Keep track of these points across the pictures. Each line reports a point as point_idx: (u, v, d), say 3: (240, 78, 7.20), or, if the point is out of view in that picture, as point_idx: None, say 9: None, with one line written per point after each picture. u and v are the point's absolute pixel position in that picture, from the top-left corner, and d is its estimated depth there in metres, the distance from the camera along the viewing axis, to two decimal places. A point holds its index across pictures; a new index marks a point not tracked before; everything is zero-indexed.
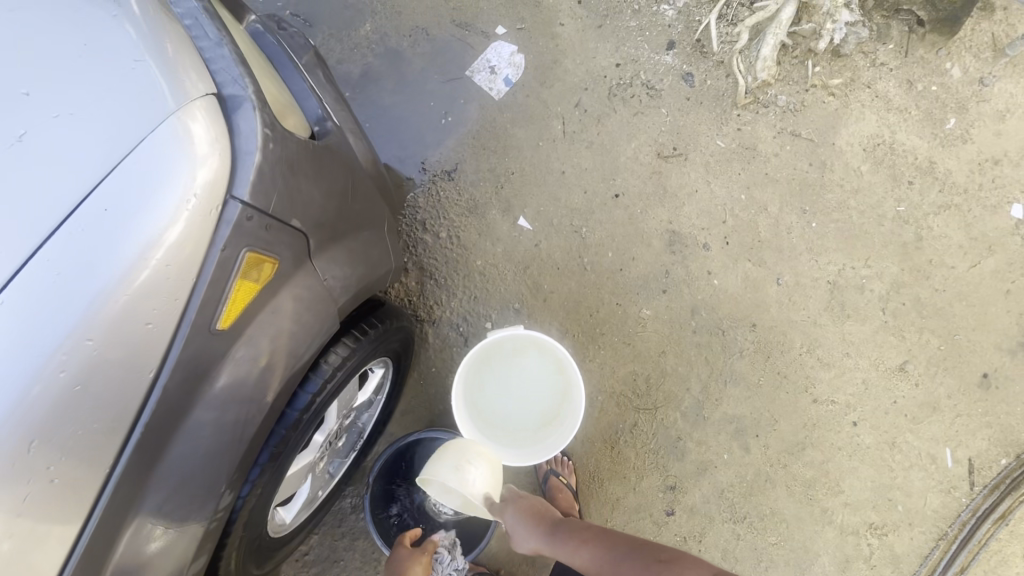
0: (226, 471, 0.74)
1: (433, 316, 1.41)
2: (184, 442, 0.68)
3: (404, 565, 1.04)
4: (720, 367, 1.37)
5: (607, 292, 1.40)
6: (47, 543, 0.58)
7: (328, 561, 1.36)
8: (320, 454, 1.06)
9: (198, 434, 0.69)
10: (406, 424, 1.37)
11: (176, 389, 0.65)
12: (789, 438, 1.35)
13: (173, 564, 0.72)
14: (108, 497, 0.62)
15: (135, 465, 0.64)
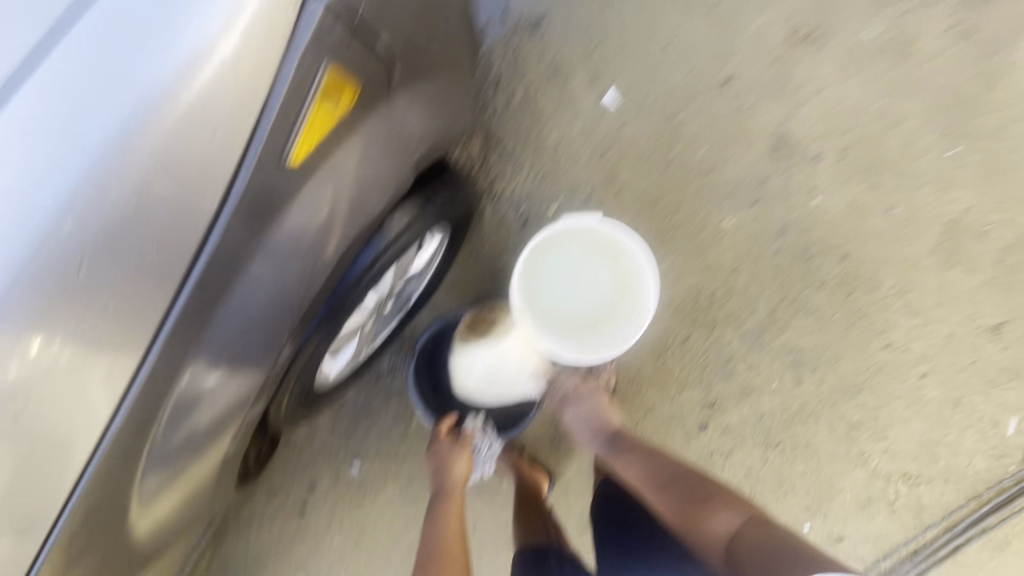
0: (284, 323, 0.69)
1: (493, 190, 1.27)
2: (245, 288, 0.62)
3: (444, 458, 1.17)
4: (794, 295, 1.27)
5: (688, 195, 1.26)
6: (102, 371, 0.53)
7: (363, 412, 1.42)
8: (370, 316, 1.04)
9: (260, 281, 0.63)
10: (452, 299, 1.34)
11: (239, 226, 0.57)
12: (847, 378, 1.28)
13: (226, 407, 0.70)
14: (165, 334, 0.56)
15: (194, 306, 0.57)
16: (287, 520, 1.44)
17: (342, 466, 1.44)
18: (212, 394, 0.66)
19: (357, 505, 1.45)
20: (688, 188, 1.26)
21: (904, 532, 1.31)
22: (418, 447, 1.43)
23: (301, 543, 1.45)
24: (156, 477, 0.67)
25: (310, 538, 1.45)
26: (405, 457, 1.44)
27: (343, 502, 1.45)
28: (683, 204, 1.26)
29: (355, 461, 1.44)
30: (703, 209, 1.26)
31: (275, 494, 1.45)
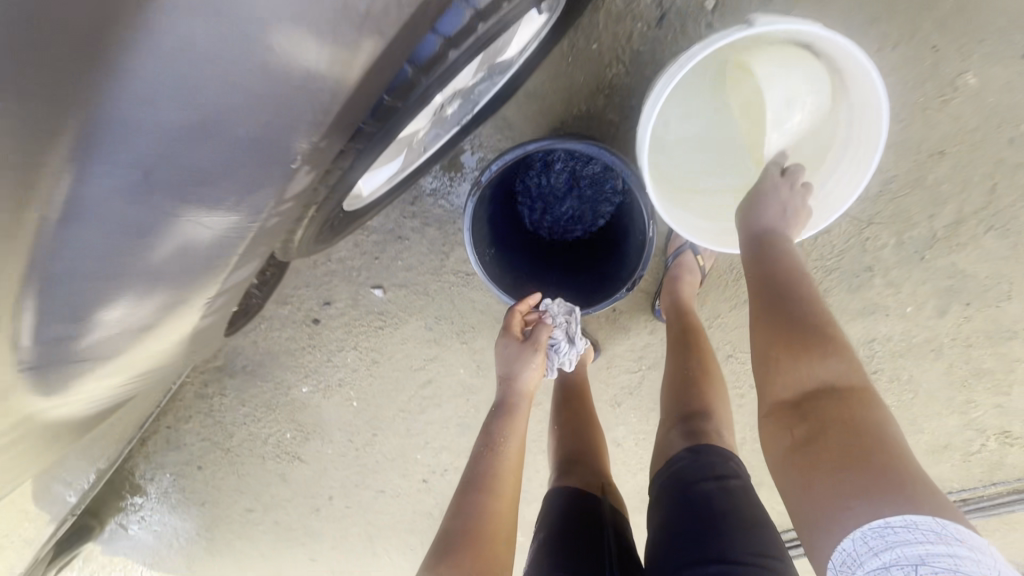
0: (272, 146, 0.51)
1: None
2: (200, 91, 0.44)
3: (514, 359, 0.88)
4: (997, 204, 0.92)
5: (926, 24, 0.82)
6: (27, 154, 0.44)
7: (390, 235, 1.18)
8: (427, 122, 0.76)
9: (220, 81, 0.43)
10: (530, 115, 0.99)
11: None
12: (1004, 322, 1.01)
13: (206, 244, 0.57)
14: (85, 127, 0.42)
15: (127, 101, 0.42)
16: (302, 328, 1.33)
17: (363, 289, 1.25)
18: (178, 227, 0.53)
19: (376, 331, 1.31)
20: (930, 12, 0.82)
21: (968, 484, 1.18)
22: (452, 287, 1.22)
23: (317, 351, 1.37)
24: (130, 305, 0.59)
25: (325, 348, 1.36)
26: (434, 295, 1.24)
27: (361, 325, 1.30)
28: (911, 37, 0.83)
29: (377, 287, 1.24)
30: (938, 50, 0.83)
31: (287, 301, 1.30)
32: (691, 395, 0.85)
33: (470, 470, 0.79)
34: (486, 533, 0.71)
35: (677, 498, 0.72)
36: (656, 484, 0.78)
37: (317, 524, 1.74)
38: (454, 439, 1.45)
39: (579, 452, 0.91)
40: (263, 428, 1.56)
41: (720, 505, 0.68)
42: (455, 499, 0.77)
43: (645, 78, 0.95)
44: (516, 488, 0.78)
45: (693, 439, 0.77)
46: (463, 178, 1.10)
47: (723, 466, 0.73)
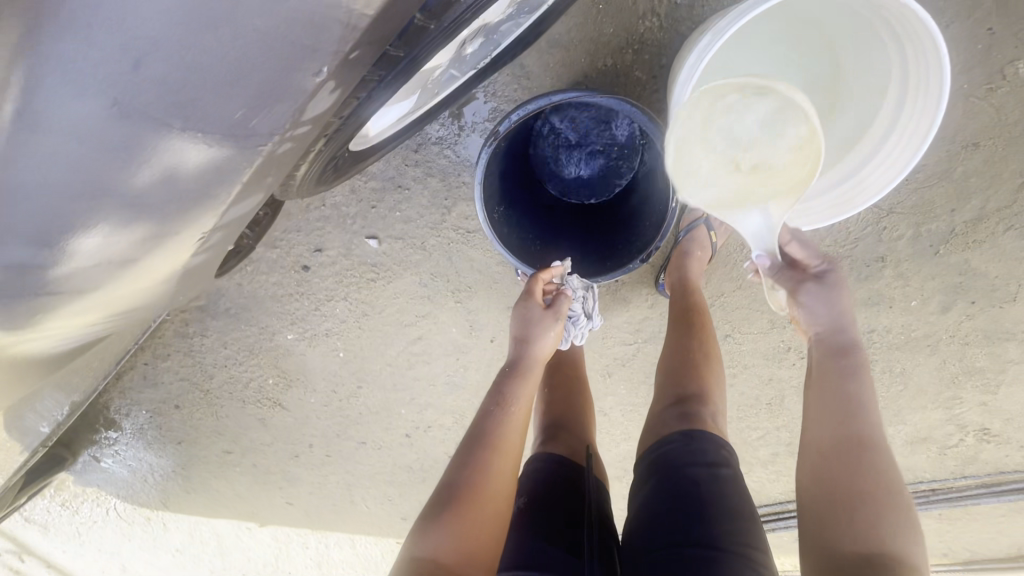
0: (264, 70, 0.53)
1: None
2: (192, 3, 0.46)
3: (539, 324, 0.87)
4: (1021, 203, 0.90)
5: (987, 3, 0.77)
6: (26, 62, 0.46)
7: (390, 184, 1.12)
8: (450, 56, 0.76)
9: None
10: (551, 65, 0.92)
11: None
12: (1004, 322, 1.01)
13: (201, 167, 0.60)
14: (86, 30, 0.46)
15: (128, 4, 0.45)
16: (290, 274, 1.27)
17: (357, 238, 1.19)
18: (160, 154, 0.56)
19: (368, 282, 1.26)
20: None
21: (939, 475, 1.21)
22: (451, 244, 1.17)
23: (305, 298, 1.32)
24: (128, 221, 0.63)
25: (314, 296, 1.31)
26: (431, 250, 1.19)
27: (353, 275, 1.25)
28: (967, 15, 0.78)
29: (372, 238, 1.19)
30: (994, 32, 0.78)
31: (275, 244, 1.23)
32: (687, 378, 0.84)
33: (476, 427, 0.76)
34: (487, 492, 0.70)
35: (661, 482, 0.70)
36: (640, 464, 0.77)
37: (296, 470, 1.74)
38: (440, 396, 1.44)
39: (567, 422, 0.90)
40: (244, 372, 1.52)
41: (707, 492, 0.67)
42: (458, 453, 0.75)
43: (679, 35, 0.89)
44: (520, 448, 0.77)
45: (687, 422, 0.76)
46: (472, 128, 1.03)
47: (716, 453, 0.71)
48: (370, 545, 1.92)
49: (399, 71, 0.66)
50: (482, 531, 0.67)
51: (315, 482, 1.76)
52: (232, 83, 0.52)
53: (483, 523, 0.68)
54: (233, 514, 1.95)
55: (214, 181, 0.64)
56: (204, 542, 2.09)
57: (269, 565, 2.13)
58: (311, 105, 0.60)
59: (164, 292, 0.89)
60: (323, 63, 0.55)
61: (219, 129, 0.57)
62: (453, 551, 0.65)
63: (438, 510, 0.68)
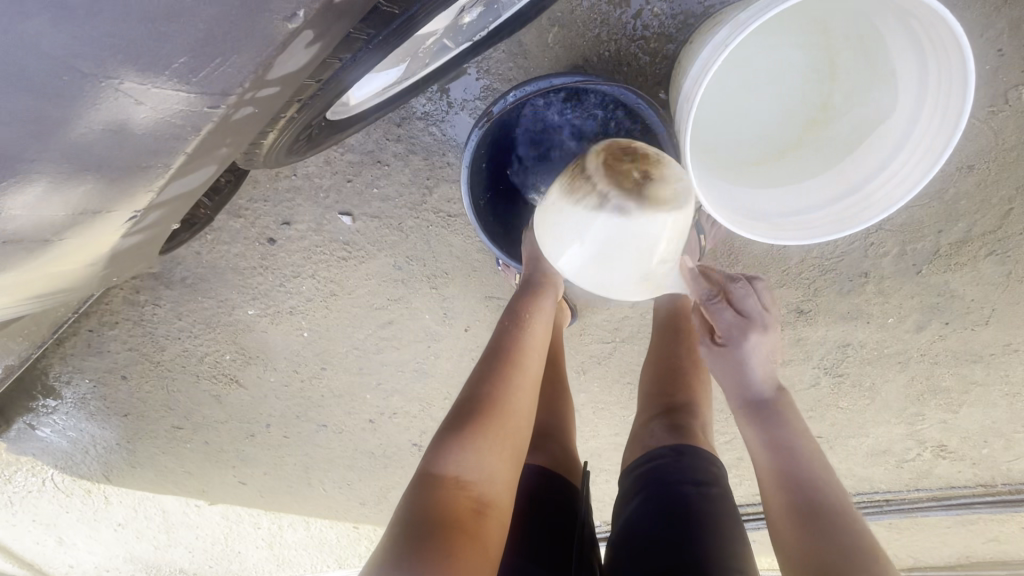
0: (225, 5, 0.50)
1: None
2: None
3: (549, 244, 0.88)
4: (1005, 229, 0.90)
5: (1001, 22, 0.74)
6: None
7: (369, 158, 1.04)
8: (445, 21, 0.73)
9: None
10: (551, 44, 0.86)
11: None
12: (973, 344, 1.02)
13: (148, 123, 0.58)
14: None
15: None
16: (254, 246, 1.20)
17: (329, 213, 1.12)
18: (105, 110, 0.55)
19: (339, 260, 1.19)
20: (1009, 9, 0.74)
21: (894, 486, 1.24)
22: (430, 227, 1.11)
23: (269, 273, 1.25)
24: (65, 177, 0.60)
25: (279, 270, 1.24)
26: (408, 232, 1.12)
27: (322, 251, 1.18)
28: (979, 35, 0.75)
29: (346, 214, 1.11)
30: (1003, 53, 0.76)
31: (239, 214, 1.16)
32: (673, 390, 0.83)
33: (495, 345, 0.74)
34: (512, 410, 0.68)
35: (646, 498, 0.69)
36: (628, 478, 0.75)
37: (250, 449, 1.67)
38: (408, 383, 1.39)
39: (552, 429, 0.88)
40: (200, 345, 1.44)
41: (698, 511, 0.65)
42: (476, 370, 0.72)
43: (691, 22, 0.83)
44: (539, 366, 0.75)
45: (675, 436, 0.75)
46: (462, 105, 0.96)
47: (705, 470, 0.70)
48: (325, 528, 1.87)
49: (394, 29, 0.64)
50: (504, 445, 0.66)
51: (271, 463, 1.69)
52: (197, 33, 0.51)
53: (505, 442, 0.66)
54: (182, 490, 1.87)
55: (178, 131, 0.61)
56: (148, 517, 2.00)
57: (218, 544, 2.05)
58: (279, 56, 0.57)
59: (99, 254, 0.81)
60: (277, 19, 0.53)
61: (173, 70, 0.53)
62: (475, 471, 0.63)
63: (456, 426, 0.65)
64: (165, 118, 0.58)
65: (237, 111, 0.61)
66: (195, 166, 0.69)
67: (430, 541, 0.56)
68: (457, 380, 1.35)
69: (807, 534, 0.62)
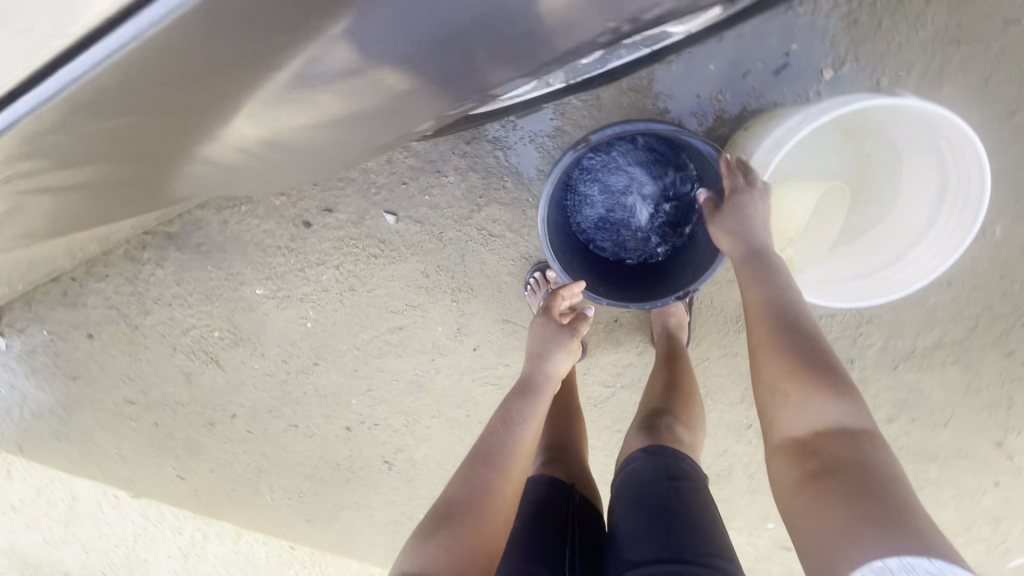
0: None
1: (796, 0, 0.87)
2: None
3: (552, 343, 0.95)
4: (970, 342, 1.04)
5: None
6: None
7: (429, 167, 1.11)
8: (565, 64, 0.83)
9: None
10: (624, 104, 0.98)
11: None
12: (932, 443, 1.14)
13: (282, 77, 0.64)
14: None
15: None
16: (287, 226, 1.23)
17: (374, 210, 1.17)
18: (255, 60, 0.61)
19: (368, 257, 1.22)
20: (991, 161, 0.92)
21: None
22: (468, 242, 1.16)
23: (292, 256, 1.26)
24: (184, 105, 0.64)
25: (304, 255, 1.25)
26: (445, 243, 1.17)
27: (355, 245, 1.21)
28: None
29: (390, 213, 1.16)
30: None
31: (283, 192, 1.20)
32: (662, 403, 0.92)
33: (484, 441, 0.82)
34: (493, 507, 0.75)
35: (631, 497, 0.77)
36: (616, 480, 0.83)
37: (203, 440, 1.56)
38: (399, 395, 1.37)
39: (568, 445, 0.95)
40: (189, 317, 1.40)
41: (672, 502, 0.74)
42: (462, 469, 0.80)
43: (748, 113, 0.95)
44: (525, 461, 0.82)
45: (650, 440, 0.84)
46: (530, 138, 1.05)
47: (677, 469, 0.79)
48: (255, 545, 1.71)
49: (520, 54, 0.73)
50: (485, 542, 0.72)
51: (221, 458, 1.58)
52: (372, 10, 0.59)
53: (485, 539, 0.72)
54: (105, 476, 1.70)
55: (303, 83, 0.66)
56: (51, 503, 1.78)
57: (121, 547, 1.83)
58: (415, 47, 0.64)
59: (156, 174, 0.84)
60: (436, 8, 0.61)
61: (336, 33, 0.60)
62: (453, 565, 0.69)
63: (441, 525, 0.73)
64: (301, 64, 0.63)
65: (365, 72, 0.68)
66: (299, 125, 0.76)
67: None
68: (449, 400, 1.35)
69: (788, 357, 0.71)
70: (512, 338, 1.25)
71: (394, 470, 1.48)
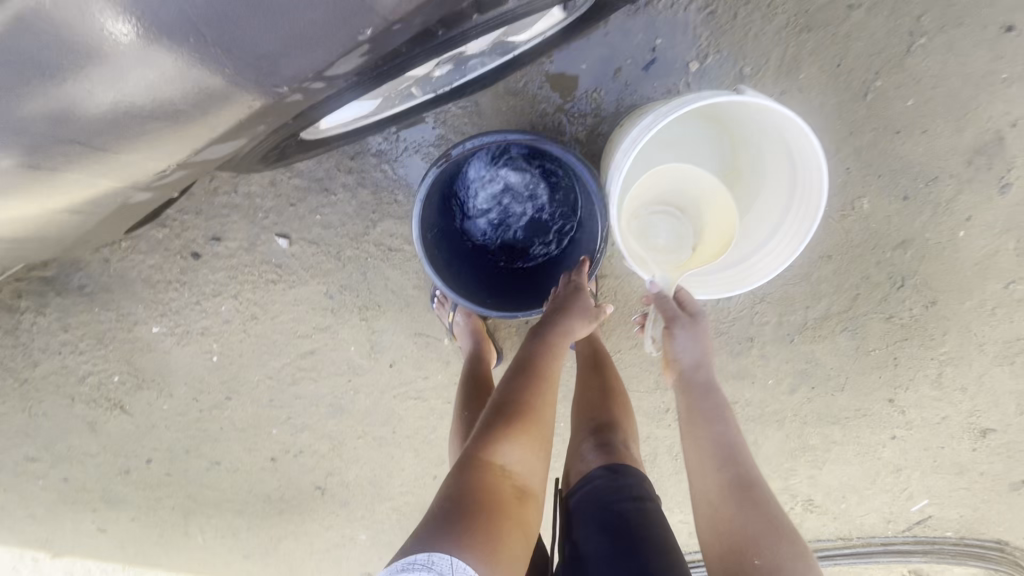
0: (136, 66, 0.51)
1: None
2: None
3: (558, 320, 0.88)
4: (854, 310, 1.10)
5: (847, 148, 0.97)
6: None
7: (317, 186, 1.07)
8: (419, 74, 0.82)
9: None
10: (502, 109, 0.97)
11: None
12: (833, 406, 1.20)
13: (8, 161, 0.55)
14: None
15: None
16: (174, 259, 1.16)
17: (265, 234, 1.12)
18: None
19: (266, 283, 1.17)
20: (850, 141, 0.96)
21: None
22: (368, 259, 1.13)
23: (185, 289, 1.19)
24: None
25: (198, 287, 1.19)
26: (345, 261, 1.13)
27: (250, 272, 1.16)
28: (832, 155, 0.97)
29: (283, 237, 1.12)
30: (850, 171, 0.98)
31: (166, 224, 1.13)
32: (600, 409, 0.91)
33: (501, 397, 0.81)
34: (516, 467, 0.75)
35: (594, 523, 0.75)
36: (571, 501, 0.81)
37: (121, 489, 1.47)
38: (321, 419, 1.33)
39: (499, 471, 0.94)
40: (82, 364, 1.30)
41: (638, 524, 0.74)
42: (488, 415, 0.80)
43: (624, 109, 0.96)
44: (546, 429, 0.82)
45: (606, 456, 0.83)
46: (414, 149, 1.03)
47: (640, 486, 0.79)
48: None
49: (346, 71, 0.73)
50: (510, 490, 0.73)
51: (142, 505, 1.49)
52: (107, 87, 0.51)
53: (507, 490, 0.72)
54: (17, 539, 1.58)
55: None
56: None
57: None
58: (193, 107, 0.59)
59: None
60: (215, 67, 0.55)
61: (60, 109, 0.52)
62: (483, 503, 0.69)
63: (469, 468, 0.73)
64: None
65: (189, 73, 0.65)
66: (138, 127, 0.72)
67: (435, 552, 0.61)
68: (373, 419, 1.32)
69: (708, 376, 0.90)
70: (428, 350, 1.24)
71: (328, 494, 1.44)
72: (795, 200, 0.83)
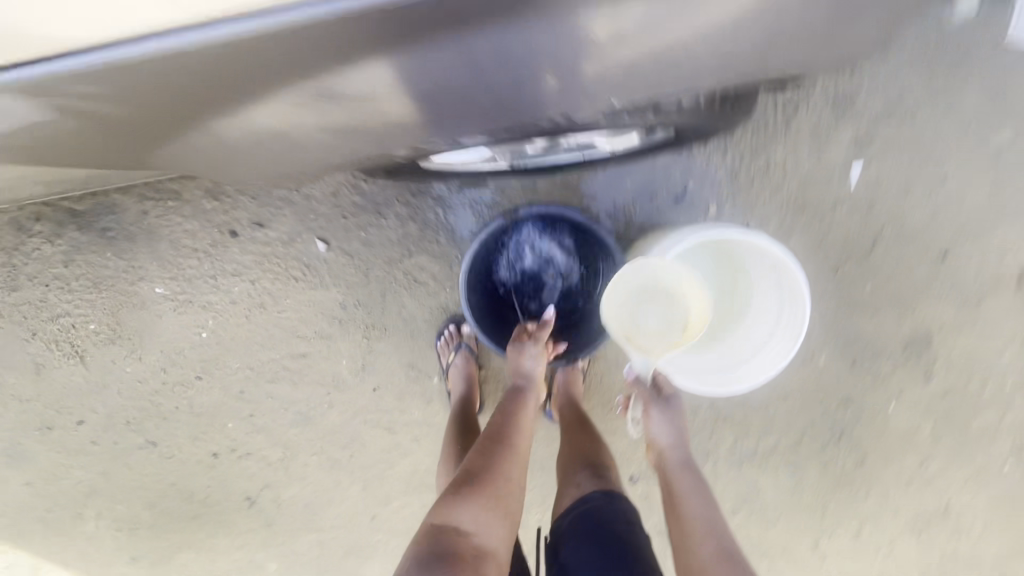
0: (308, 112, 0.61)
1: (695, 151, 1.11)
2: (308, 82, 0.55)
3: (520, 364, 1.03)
4: (797, 450, 1.24)
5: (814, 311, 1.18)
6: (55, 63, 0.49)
7: (372, 209, 1.19)
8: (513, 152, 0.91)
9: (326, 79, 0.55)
10: (553, 196, 1.15)
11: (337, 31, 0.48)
12: (764, 538, 1.29)
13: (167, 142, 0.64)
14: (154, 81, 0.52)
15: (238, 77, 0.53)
16: (211, 232, 1.22)
17: (307, 235, 1.20)
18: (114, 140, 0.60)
19: (288, 279, 1.23)
20: (818, 305, 1.18)
21: None
22: (392, 285, 1.22)
23: (208, 262, 1.24)
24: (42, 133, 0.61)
25: (221, 264, 1.23)
26: (370, 279, 1.22)
27: (277, 265, 1.22)
28: None
29: (323, 242, 1.20)
30: (813, 329, 1.18)
31: (218, 199, 1.21)
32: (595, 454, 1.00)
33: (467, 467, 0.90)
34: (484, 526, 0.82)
35: (587, 535, 0.85)
36: (564, 521, 0.91)
37: (33, 447, 1.36)
38: (283, 426, 1.31)
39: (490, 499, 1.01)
40: (64, 303, 1.27)
41: (628, 541, 0.83)
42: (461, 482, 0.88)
43: (650, 226, 1.15)
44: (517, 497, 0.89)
45: (601, 484, 0.93)
46: (469, 204, 1.18)
47: (632, 515, 0.88)
48: None
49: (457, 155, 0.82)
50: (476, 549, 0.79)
51: (46, 471, 1.37)
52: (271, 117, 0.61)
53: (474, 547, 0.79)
54: None
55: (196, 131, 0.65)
56: None
57: None
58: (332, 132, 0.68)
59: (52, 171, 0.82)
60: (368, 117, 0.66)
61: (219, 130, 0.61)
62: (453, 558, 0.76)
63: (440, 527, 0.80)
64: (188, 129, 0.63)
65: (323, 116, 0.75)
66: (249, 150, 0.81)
67: None
68: (335, 439, 1.31)
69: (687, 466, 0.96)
70: (414, 384, 1.28)
71: (256, 508, 1.37)
72: (785, 311, 1.01)
